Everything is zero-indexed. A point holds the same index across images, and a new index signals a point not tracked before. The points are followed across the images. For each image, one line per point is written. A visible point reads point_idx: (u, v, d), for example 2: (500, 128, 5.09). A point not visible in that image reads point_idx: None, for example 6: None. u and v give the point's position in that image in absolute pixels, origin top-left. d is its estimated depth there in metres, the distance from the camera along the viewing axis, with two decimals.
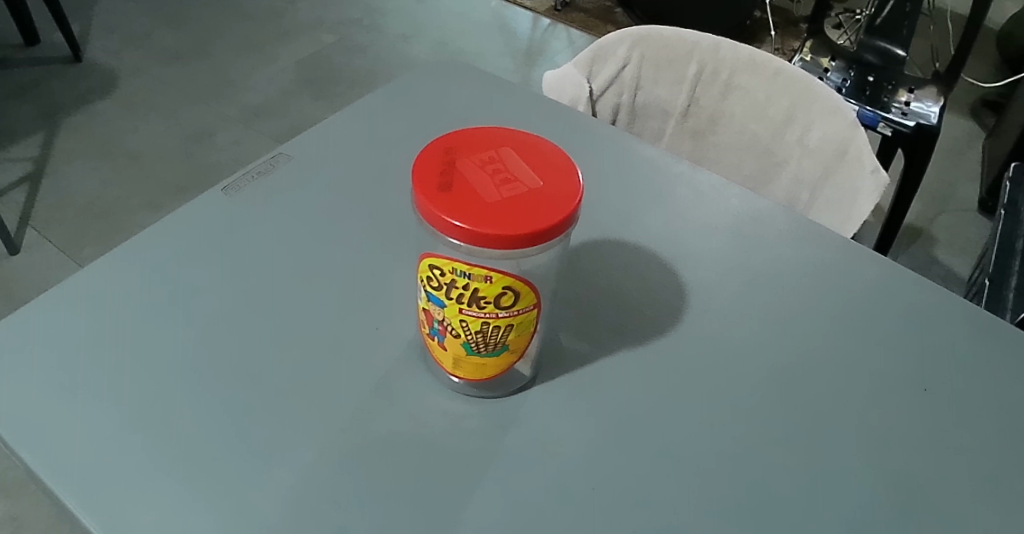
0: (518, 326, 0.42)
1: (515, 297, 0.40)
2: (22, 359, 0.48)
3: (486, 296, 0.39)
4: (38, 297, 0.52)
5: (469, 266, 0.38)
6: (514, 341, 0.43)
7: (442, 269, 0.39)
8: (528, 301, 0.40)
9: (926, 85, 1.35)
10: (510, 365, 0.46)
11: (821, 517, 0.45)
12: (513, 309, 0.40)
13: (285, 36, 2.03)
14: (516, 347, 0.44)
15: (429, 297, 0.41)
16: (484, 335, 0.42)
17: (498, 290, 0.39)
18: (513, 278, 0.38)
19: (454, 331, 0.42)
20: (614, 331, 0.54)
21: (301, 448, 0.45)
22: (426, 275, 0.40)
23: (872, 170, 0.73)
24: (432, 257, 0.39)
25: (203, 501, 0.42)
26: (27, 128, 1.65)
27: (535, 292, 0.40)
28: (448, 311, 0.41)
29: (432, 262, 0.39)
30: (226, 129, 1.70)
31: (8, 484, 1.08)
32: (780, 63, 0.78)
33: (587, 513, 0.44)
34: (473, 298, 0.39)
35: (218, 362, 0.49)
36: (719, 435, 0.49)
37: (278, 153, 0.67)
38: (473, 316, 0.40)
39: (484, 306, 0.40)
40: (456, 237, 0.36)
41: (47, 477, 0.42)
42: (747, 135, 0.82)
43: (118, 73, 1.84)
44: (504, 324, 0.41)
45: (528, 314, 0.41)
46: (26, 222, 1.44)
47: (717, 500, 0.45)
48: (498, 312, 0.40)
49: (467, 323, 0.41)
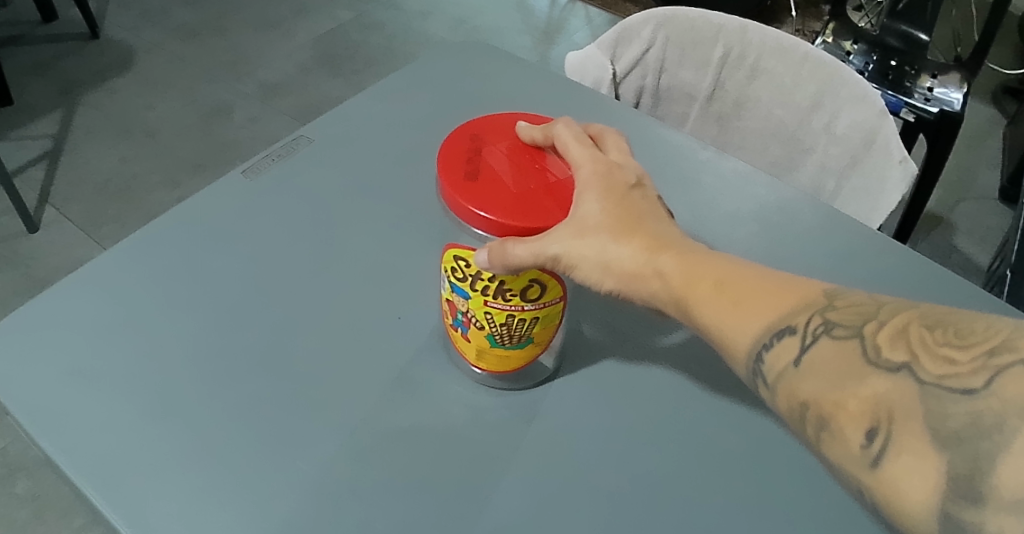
0: (544, 319, 0.42)
1: (543, 287, 0.40)
2: (42, 344, 0.49)
3: (512, 288, 0.40)
4: (58, 282, 0.53)
5: None
6: (538, 334, 0.43)
7: (467, 260, 0.39)
8: (554, 294, 0.41)
9: (949, 70, 1.33)
10: (533, 357, 0.46)
11: (842, 514, 0.45)
12: (540, 302, 0.41)
13: (302, 12, 2.01)
14: (541, 340, 0.44)
15: (449, 287, 0.42)
16: (509, 327, 0.42)
17: (524, 282, 0.39)
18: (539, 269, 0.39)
19: (478, 323, 0.42)
20: (637, 322, 0.54)
21: (326, 437, 0.45)
22: (450, 266, 0.41)
23: (900, 160, 0.72)
24: (456, 248, 0.40)
25: (224, 489, 0.42)
26: (46, 105, 1.65)
27: (561, 284, 0.41)
28: (472, 303, 0.41)
29: (457, 254, 0.40)
30: (243, 107, 1.69)
31: (26, 462, 1.09)
32: (808, 48, 0.77)
33: (609, 510, 0.44)
34: (499, 290, 0.40)
35: (238, 351, 0.49)
36: (741, 428, 0.49)
37: (299, 135, 0.66)
38: (499, 308, 0.41)
39: (510, 298, 0.40)
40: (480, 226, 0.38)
41: (66, 464, 0.43)
42: (773, 121, 0.81)
43: (135, 50, 1.83)
44: (530, 317, 0.41)
45: (554, 307, 0.42)
46: (45, 200, 1.45)
47: (739, 497, 0.45)
48: (524, 305, 0.41)
49: (492, 315, 0.41)
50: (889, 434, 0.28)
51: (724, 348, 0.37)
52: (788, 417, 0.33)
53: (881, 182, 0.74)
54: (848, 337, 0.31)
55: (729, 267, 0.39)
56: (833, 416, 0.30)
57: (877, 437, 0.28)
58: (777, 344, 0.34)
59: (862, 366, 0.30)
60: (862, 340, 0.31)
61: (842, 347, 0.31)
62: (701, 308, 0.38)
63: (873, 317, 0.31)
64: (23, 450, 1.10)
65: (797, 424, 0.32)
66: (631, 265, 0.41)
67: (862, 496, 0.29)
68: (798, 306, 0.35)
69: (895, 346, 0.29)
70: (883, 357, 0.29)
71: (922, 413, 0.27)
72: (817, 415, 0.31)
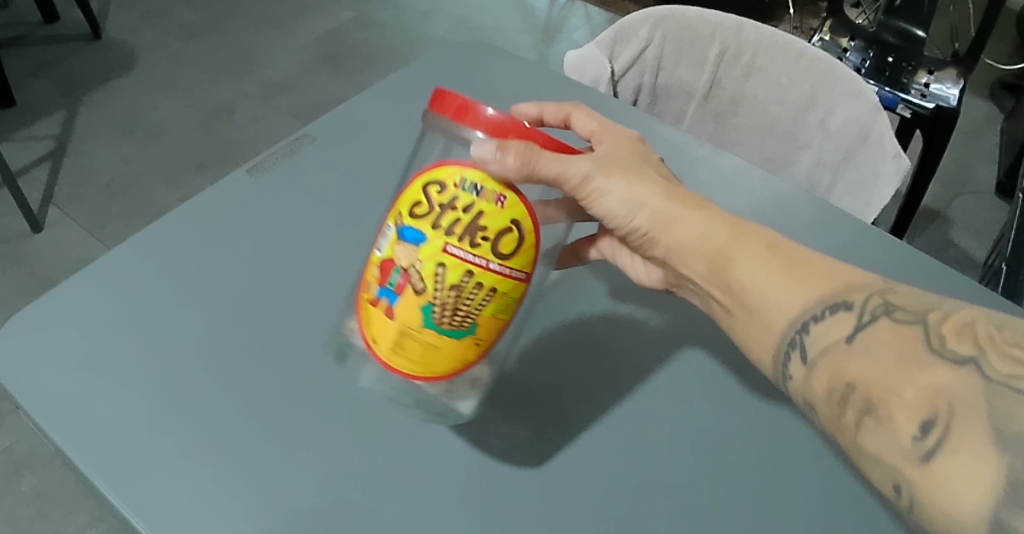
0: (498, 297, 0.37)
1: (517, 243, 0.36)
2: (51, 339, 0.50)
3: (486, 229, 0.35)
4: (65, 279, 0.54)
5: (480, 177, 0.35)
6: (485, 320, 0.37)
7: (444, 183, 0.36)
8: (522, 263, 0.36)
9: (946, 66, 1.32)
10: (459, 366, 0.39)
11: (823, 508, 0.47)
12: (506, 265, 0.36)
13: (303, 12, 2.02)
14: (482, 335, 0.38)
15: (397, 234, 0.37)
16: (459, 293, 0.36)
17: (503, 224, 0.35)
18: (524, 208, 0.36)
19: (421, 282, 0.36)
20: (627, 320, 0.57)
21: (331, 430, 0.47)
22: (415, 200, 0.36)
23: (894, 155, 0.74)
24: (435, 171, 0.36)
25: (232, 478, 0.44)
26: (48, 106, 1.66)
27: (532, 252, 0.37)
28: (427, 248, 0.35)
29: (432, 178, 0.36)
30: (245, 107, 1.70)
31: (34, 459, 1.10)
32: (803, 45, 0.78)
33: (600, 502, 0.46)
34: (471, 227, 0.35)
35: (244, 345, 0.51)
36: (726, 421, 0.51)
37: (303, 134, 0.67)
38: (458, 257, 0.35)
39: (478, 244, 0.35)
40: (486, 130, 0.36)
41: (76, 457, 0.44)
42: (769, 117, 0.82)
43: (137, 50, 1.84)
44: (488, 284, 0.36)
45: (515, 282, 0.37)
46: (49, 201, 1.46)
47: (725, 489, 0.47)
48: (489, 261, 0.35)
49: (445, 269, 0.35)
50: (946, 427, 0.28)
51: (763, 318, 0.40)
52: (827, 395, 0.34)
53: (874, 176, 0.75)
54: (909, 323, 0.33)
55: (788, 243, 0.42)
56: (885, 401, 0.31)
57: (933, 428, 0.28)
58: (831, 318, 0.37)
59: (923, 351, 0.31)
60: (925, 328, 0.32)
61: (903, 331, 0.33)
62: (738, 263, 0.41)
63: (936, 309, 0.33)
64: (30, 447, 1.11)
65: (836, 401, 0.34)
66: (665, 208, 0.45)
67: (898, 486, 0.29)
68: (853, 288, 0.37)
69: (962, 339, 0.30)
70: (948, 348, 0.30)
71: (984, 407, 0.28)
72: (865, 397, 0.32)
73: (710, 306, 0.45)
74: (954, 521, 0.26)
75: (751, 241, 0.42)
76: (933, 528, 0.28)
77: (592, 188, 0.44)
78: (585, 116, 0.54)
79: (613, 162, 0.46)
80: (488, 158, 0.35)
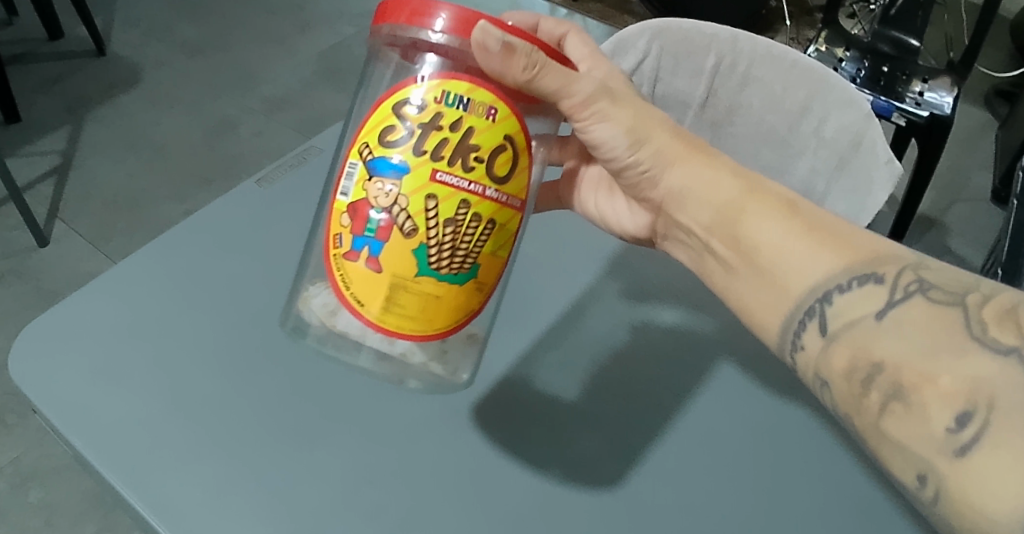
0: (497, 229, 0.37)
1: (511, 161, 0.36)
2: (67, 344, 0.51)
3: (479, 150, 0.35)
4: (79, 286, 0.55)
5: (467, 88, 0.35)
6: (485, 257, 0.37)
7: (420, 101, 0.35)
8: (516, 187, 0.37)
9: (939, 75, 1.35)
10: (460, 319, 0.38)
11: (815, 505, 0.49)
12: (502, 190, 0.36)
13: (305, 27, 2.04)
14: (482, 276, 0.38)
15: (370, 169, 0.36)
16: (457, 227, 0.36)
17: (496, 142, 0.35)
18: (515, 118, 0.36)
19: (413, 219, 0.35)
20: (622, 324, 0.59)
21: (341, 432, 0.49)
22: (388, 126, 0.35)
23: (887, 160, 0.76)
24: (407, 88, 0.35)
25: (246, 479, 0.46)
26: (54, 122, 1.68)
27: (524, 174, 0.37)
28: (416, 179, 0.35)
29: (405, 98, 0.35)
30: (249, 121, 1.72)
31: (42, 471, 1.10)
32: (796, 55, 0.80)
33: (599, 500, 0.48)
34: (461, 151, 0.35)
35: (256, 351, 0.53)
36: (720, 420, 0.53)
37: (310, 146, 0.69)
38: (451, 185, 0.35)
39: (472, 168, 0.35)
40: (448, 12, 0.36)
41: (93, 458, 0.45)
42: (764, 126, 0.84)
43: (141, 66, 1.87)
44: (486, 214, 0.36)
45: (510, 209, 0.37)
46: (55, 215, 1.48)
47: (719, 486, 0.49)
48: (485, 187, 0.35)
49: (438, 199, 0.35)
50: (984, 423, 0.28)
51: (775, 278, 0.40)
52: (848, 372, 0.34)
53: (867, 182, 0.78)
54: (947, 305, 0.32)
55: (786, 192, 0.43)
56: (919, 389, 0.30)
57: (970, 422, 0.28)
58: (859, 290, 0.36)
59: (965, 339, 0.30)
60: (965, 312, 0.31)
61: (941, 313, 0.32)
62: (750, 220, 0.42)
63: (976, 288, 0.32)
64: (38, 459, 1.11)
65: (858, 379, 0.33)
66: (671, 146, 0.46)
67: (924, 476, 0.30)
68: (882, 260, 0.36)
69: (1004, 326, 0.29)
70: (991, 336, 0.29)
71: None
72: (893, 381, 0.32)
73: (706, 263, 0.46)
74: (982, 517, 0.27)
75: (765, 198, 0.42)
76: (959, 522, 0.28)
77: (597, 109, 0.44)
78: (580, 41, 0.55)
79: (621, 93, 0.46)
80: (487, 41, 0.35)
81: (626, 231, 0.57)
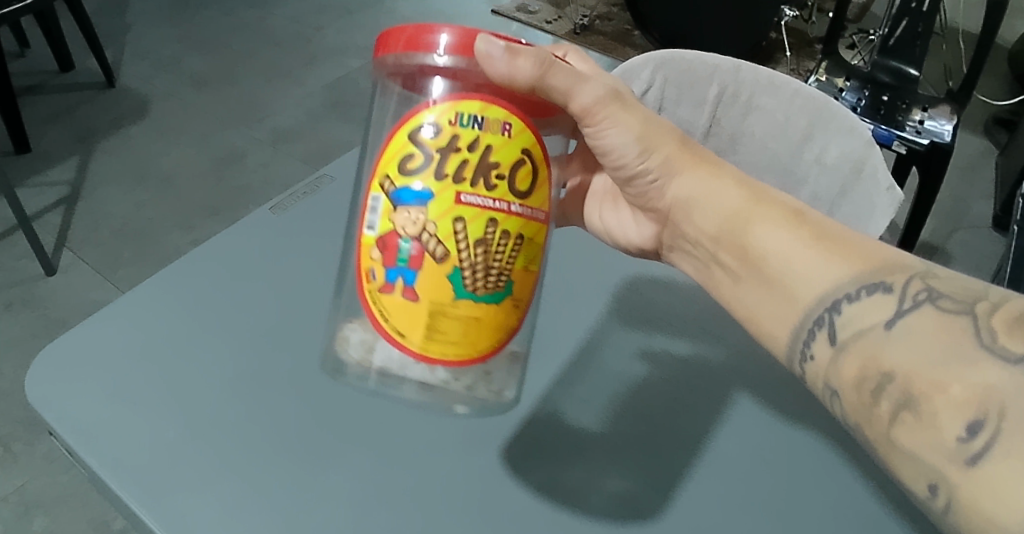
0: (526, 244, 0.37)
1: (531, 175, 0.37)
2: (83, 367, 0.52)
3: (499, 168, 0.35)
4: (95, 309, 0.56)
5: (481, 107, 0.35)
6: (517, 273, 0.37)
7: (435, 125, 0.35)
8: (539, 199, 0.37)
9: (939, 104, 1.37)
10: (499, 337, 0.38)
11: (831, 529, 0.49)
12: (526, 204, 0.37)
13: (313, 61, 2.08)
14: (516, 292, 0.38)
15: (395, 200, 0.36)
16: (488, 247, 0.36)
17: (514, 157, 0.36)
18: (530, 129, 0.37)
19: (443, 245, 0.35)
20: (631, 348, 0.60)
21: (354, 455, 0.49)
22: (405, 155, 0.36)
23: (888, 187, 0.78)
24: (419, 115, 0.36)
25: (259, 500, 0.46)
26: (63, 152, 1.70)
27: (545, 186, 0.38)
28: (441, 204, 0.35)
29: (419, 125, 0.35)
30: (256, 152, 1.74)
31: (45, 500, 1.09)
32: (798, 84, 0.81)
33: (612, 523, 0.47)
34: (482, 170, 0.35)
35: (270, 374, 0.53)
36: (733, 444, 0.53)
37: (323, 175, 0.70)
38: (477, 205, 0.35)
39: (495, 186, 0.35)
40: (448, 32, 0.37)
41: (107, 478, 0.45)
42: (767, 154, 0.85)
43: (150, 98, 1.90)
44: (515, 231, 0.36)
45: (536, 222, 0.37)
46: (62, 244, 1.49)
47: (734, 508, 0.49)
48: (510, 202, 0.36)
49: (466, 221, 0.35)
50: (995, 431, 0.27)
51: (789, 289, 0.40)
52: (858, 381, 0.33)
53: (869, 207, 0.79)
54: (955, 315, 0.31)
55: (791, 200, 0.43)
56: (929, 398, 0.29)
57: (981, 430, 0.27)
58: (871, 299, 0.35)
59: (973, 347, 0.29)
60: (974, 321, 0.30)
61: (948, 322, 0.31)
62: (756, 230, 0.43)
63: (985, 297, 0.31)
64: (42, 488, 1.10)
65: (868, 388, 0.33)
66: (674, 155, 0.47)
67: (935, 484, 0.29)
68: (890, 269, 0.36)
69: (1014, 333, 0.28)
70: (1000, 343, 0.28)
71: None
72: (903, 389, 0.31)
73: (713, 274, 0.46)
74: (990, 523, 0.26)
75: (771, 207, 0.43)
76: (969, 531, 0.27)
77: (609, 113, 0.45)
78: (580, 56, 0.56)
79: (631, 101, 0.47)
80: (491, 49, 0.36)
81: (631, 243, 0.58)
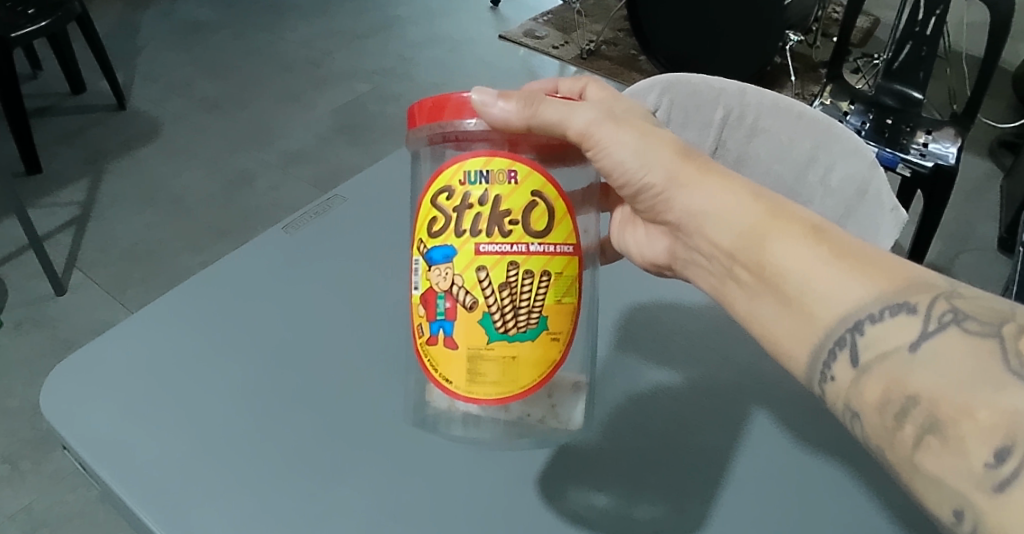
0: (556, 280, 0.38)
1: (547, 214, 0.38)
2: (101, 384, 0.53)
3: (510, 213, 0.37)
4: (113, 326, 0.57)
5: (485, 163, 0.38)
6: (550, 309, 0.38)
7: (449, 189, 0.38)
8: (559, 233, 0.38)
9: (942, 127, 1.38)
10: (545, 370, 0.39)
11: None
12: (546, 242, 0.38)
13: (322, 85, 2.11)
14: (554, 326, 0.39)
15: (428, 261, 0.39)
16: (513, 288, 0.37)
17: (524, 200, 0.38)
18: (537, 170, 0.38)
19: (471, 294, 0.37)
20: (644, 368, 0.60)
21: (366, 470, 0.49)
22: (429, 218, 0.39)
23: (892, 208, 0.78)
24: (437, 181, 0.39)
25: (273, 516, 0.46)
26: (74, 174, 1.72)
27: (566, 221, 0.39)
28: (462, 258, 0.37)
29: (438, 190, 0.39)
30: (265, 175, 1.76)
31: (52, 520, 1.08)
32: (802, 107, 0.82)
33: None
34: (495, 219, 0.37)
35: (283, 390, 0.53)
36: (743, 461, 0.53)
37: (334, 195, 0.71)
38: (495, 252, 0.37)
39: (509, 231, 0.37)
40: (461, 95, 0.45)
41: (124, 495, 0.46)
42: (772, 176, 0.85)
43: (160, 121, 1.92)
44: (538, 269, 0.37)
45: (562, 256, 0.38)
46: (72, 265, 1.50)
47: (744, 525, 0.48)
48: (528, 243, 0.37)
49: (489, 268, 0.37)
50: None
51: (803, 305, 0.39)
52: (881, 403, 0.33)
53: (873, 227, 0.80)
54: (981, 338, 0.30)
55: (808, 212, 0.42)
56: (957, 420, 0.29)
57: (1009, 457, 0.27)
58: (894, 319, 0.34)
59: (1001, 370, 0.29)
60: (1002, 343, 0.29)
61: (976, 343, 0.30)
62: (775, 245, 0.41)
63: (1012, 319, 0.30)
64: (50, 506, 1.10)
65: (891, 412, 0.32)
66: (677, 169, 0.47)
67: (960, 511, 0.29)
68: (913, 288, 0.35)
69: None
70: None
71: None
72: (928, 413, 0.30)
73: (728, 289, 0.45)
74: None
75: (790, 221, 0.42)
76: None
77: (606, 133, 0.47)
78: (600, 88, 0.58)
79: (635, 122, 0.49)
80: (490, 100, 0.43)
81: (653, 262, 0.58)
